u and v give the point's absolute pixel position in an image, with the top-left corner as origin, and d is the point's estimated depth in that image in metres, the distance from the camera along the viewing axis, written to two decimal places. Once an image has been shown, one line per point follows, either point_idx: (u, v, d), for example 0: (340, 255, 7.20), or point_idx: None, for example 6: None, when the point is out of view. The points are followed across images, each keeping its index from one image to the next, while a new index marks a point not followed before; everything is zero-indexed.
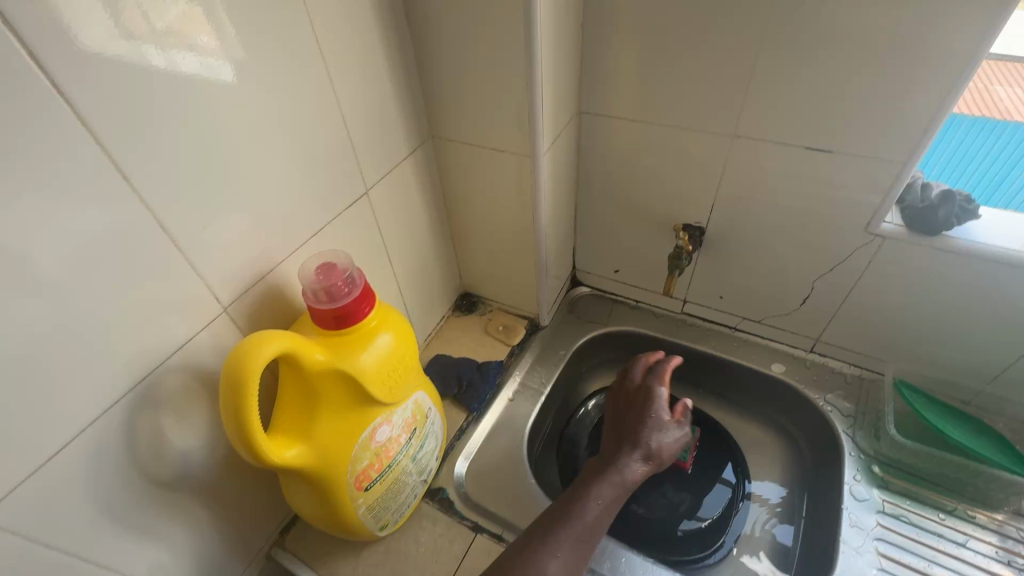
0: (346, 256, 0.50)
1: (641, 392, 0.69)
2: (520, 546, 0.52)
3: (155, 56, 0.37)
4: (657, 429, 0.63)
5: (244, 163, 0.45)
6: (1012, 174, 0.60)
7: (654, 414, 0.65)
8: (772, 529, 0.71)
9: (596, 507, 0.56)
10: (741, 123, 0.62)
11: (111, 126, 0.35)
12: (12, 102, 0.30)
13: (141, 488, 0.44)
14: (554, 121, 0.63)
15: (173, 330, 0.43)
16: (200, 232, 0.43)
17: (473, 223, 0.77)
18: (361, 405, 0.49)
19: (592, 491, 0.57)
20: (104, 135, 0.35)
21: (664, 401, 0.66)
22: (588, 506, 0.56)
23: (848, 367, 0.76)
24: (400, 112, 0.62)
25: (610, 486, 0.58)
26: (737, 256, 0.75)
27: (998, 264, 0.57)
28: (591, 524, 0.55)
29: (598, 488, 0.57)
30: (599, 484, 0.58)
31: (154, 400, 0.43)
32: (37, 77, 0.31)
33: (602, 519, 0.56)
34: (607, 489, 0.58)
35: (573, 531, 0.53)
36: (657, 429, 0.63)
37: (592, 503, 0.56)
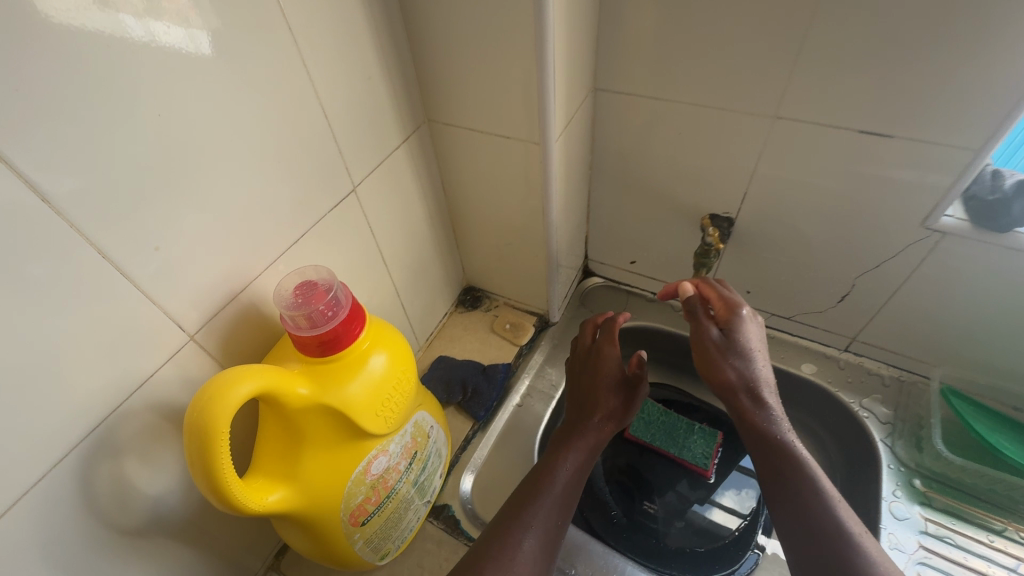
0: (330, 272, 0.43)
1: (592, 356, 0.63)
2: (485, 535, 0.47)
3: (133, 26, 0.31)
4: (615, 389, 0.58)
5: (200, 167, 0.38)
6: None
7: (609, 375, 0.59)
8: None
9: (565, 479, 0.52)
10: (786, 102, 0.54)
11: (19, 138, 0.28)
12: None
13: (108, 541, 0.39)
14: (567, 102, 0.55)
15: (129, 368, 0.37)
16: (151, 254, 0.36)
17: (476, 215, 0.70)
18: (352, 438, 0.44)
19: (559, 464, 0.53)
20: (10, 149, 0.28)
21: (617, 359, 0.60)
22: (558, 480, 0.51)
23: (887, 368, 0.70)
24: (390, 95, 0.54)
25: (576, 454, 0.54)
26: (769, 250, 0.67)
27: None
28: (565, 499, 0.51)
29: (564, 460, 0.53)
30: (565, 457, 0.53)
31: (113, 446, 0.38)
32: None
33: (575, 489, 0.52)
34: (574, 460, 0.53)
35: (546, 509, 0.49)
36: (615, 390, 0.58)
37: (562, 476, 0.52)
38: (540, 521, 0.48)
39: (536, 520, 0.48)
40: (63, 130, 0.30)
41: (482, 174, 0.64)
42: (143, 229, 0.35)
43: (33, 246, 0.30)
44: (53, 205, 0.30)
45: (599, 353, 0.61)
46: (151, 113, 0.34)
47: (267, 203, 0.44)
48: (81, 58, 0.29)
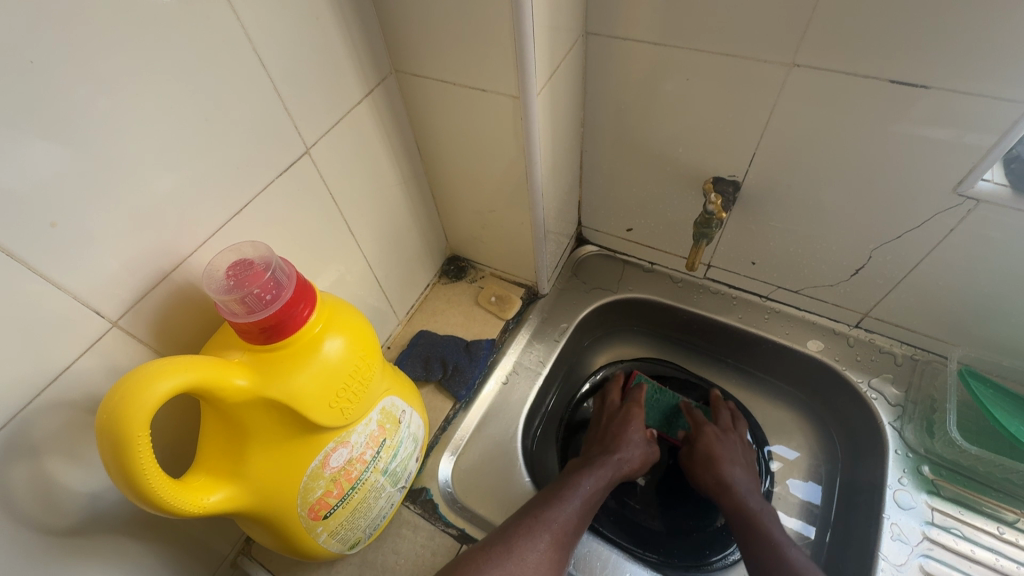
0: (270, 247, 0.38)
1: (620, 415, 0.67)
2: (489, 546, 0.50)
3: None
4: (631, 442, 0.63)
5: (101, 127, 0.32)
6: None
7: (631, 430, 0.65)
8: (791, 523, 0.65)
9: (586, 496, 0.56)
10: (806, 44, 0.46)
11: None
12: None
13: (36, 543, 0.36)
14: (551, 50, 0.48)
15: (36, 362, 0.33)
16: (44, 230, 0.31)
17: (455, 178, 0.64)
18: (305, 432, 0.40)
19: (583, 481, 0.57)
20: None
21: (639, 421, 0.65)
22: (579, 495, 0.56)
23: (900, 346, 0.65)
24: (347, 41, 0.46)
25: (595, 482, 0.58)
26: (778, 218, 0.61)
27: None
28: (582, 514, 0.54)
29: (587, 479, 0.57)
30: (587, 476, 0.58)
31: (29, 446, 0.33)
32: None
33: (587, 512, 0.55)
34: (595, 482, 0.58)
35: (564, 518, 0.53)
36: (632, 446, 0.63)
37: (581, 493, 0.56)
38: (554, 526, 0.52)
39: (553, 525, 0.52)
40: None
41: (459, 133, 0.57)
42: (31, 202, 0.30)
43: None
44: None
45: (625, 408, 0.67)
46: (18, 58, 0.27)
47: (199, 168, 0.38)
48: None
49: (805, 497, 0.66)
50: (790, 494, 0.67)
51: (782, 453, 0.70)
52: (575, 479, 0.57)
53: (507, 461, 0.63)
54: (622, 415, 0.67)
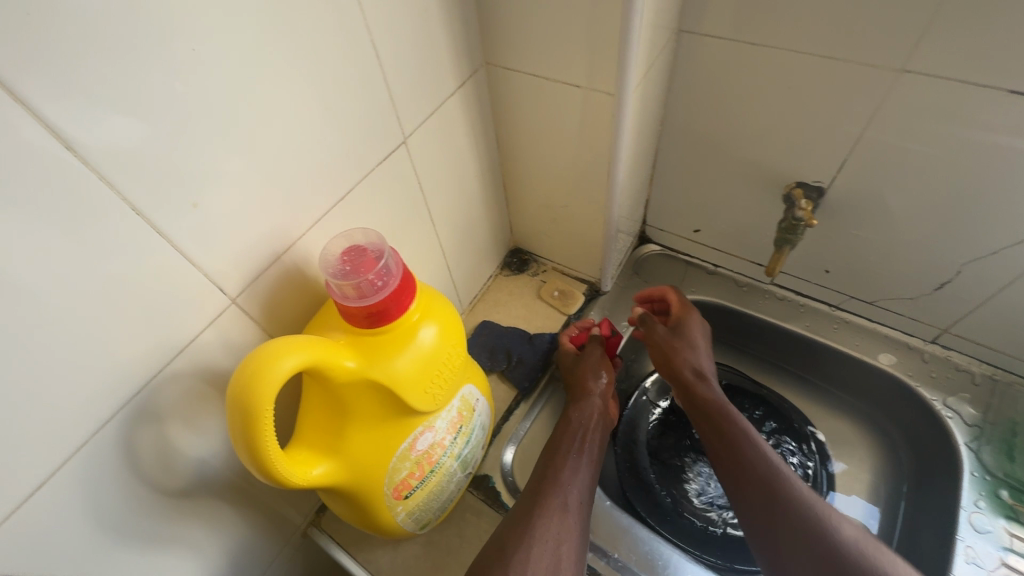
0: (380, 236, 0.39)
1: (572, 364, 0.64)
2: (499, 536, 0.47)
3: None
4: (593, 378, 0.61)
5: (240, 113, 0.33)
6: None
7: (591, 372, 0.62)
8: None
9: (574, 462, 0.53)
10: (919, 51, 0.44)
11: (20, 68, 0.23)
12: (82, 32, 0.25)
13: (151, 501, 0.38)
14: (648, 47, 0.48)
15: (167, 333, 0.35)
16: (187, 211, 0.33)
17: (529, 172, 0.64)
18: (398, 414, 0.41)
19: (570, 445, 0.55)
20: (7, 72, 0.23)
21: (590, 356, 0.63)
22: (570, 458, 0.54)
23: (978, 366, 0.63)
24: (449, 34, 0.47)
25: (575, 441, 0.55)
26: (861, 227, 0.59)
27: None
28: (581, 480, 0.52)
29: (575, 439, 0.55)
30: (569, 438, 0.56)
31: (154, 412, 0.36)
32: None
33: (580, 473, 0.52)
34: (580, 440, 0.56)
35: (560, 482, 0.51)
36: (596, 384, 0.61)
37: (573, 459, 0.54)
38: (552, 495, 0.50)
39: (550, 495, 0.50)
40: (156, 69, 0.28)
41: (542, 127, 0.57)
42: (180, 183, 0.32)
43: (44, 194, 0.26)
44: (67, 144, 0.26)
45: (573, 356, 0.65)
46: (184, 46, 0.29)
47: (314, 155, 0.40)
48: None
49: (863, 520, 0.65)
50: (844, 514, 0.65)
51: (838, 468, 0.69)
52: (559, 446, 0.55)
53: None
54: (573, 363, 0.64)
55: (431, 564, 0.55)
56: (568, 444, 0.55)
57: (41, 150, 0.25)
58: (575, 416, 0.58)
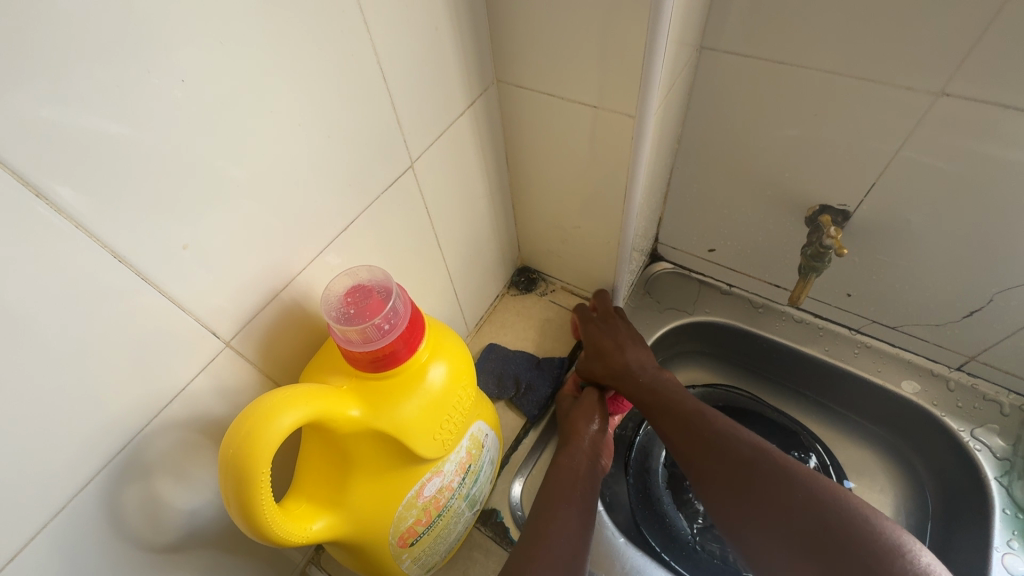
0: (386, 272, 0.36)
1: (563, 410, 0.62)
2: None
3: None
4: (581, 420, 0.58)
5: (235, 146, 0.30)
6: None
7: (579, 415, 0.59)
8: None
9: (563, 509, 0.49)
10: (962, 74, 0.41)
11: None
12: (53, 66, 0.22)
13: (139, 561, 0.35)
14: (672, 67, 0.45)
15: (155, 383, 0.32)
16: (177, 254, 0.30)
17: (539, 191, 0.62)
18: (404, 462, 0.38)
19: (554, 495, 0.50)
20: None
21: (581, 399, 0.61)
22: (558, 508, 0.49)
23: (1006, 395, 0.61)
24: (459, 51, 0.44)
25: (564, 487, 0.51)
26: (888, 252, 0.57)
27: None
28: (572, 527, 0.48)
29: (563, 483, 0.52)
30: (554, 488, 0.51)
31: (142, 467, 0.33)
32: (62, 19, 0.21)
33: (569, 521, 0.48)
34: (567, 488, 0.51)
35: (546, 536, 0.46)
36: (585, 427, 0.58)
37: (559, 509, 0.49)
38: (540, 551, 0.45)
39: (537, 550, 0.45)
40: (141, 103, 0.25)
41: (554, 146, 0.54)
42: (167, 224, 0.29)
43: (13, 246, 0.23)
44: (37, 191, 0.23)
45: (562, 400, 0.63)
46: (171, 77, 0.26)
47: (315, 185, 0.37)
48: (142, 14, 0.24)
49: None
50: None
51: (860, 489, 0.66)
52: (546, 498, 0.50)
53: None
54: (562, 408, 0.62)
55: None
56: (553, 495, 0.50)
57: (8, 197, 0.22)
58: (564, 460, 0.55)
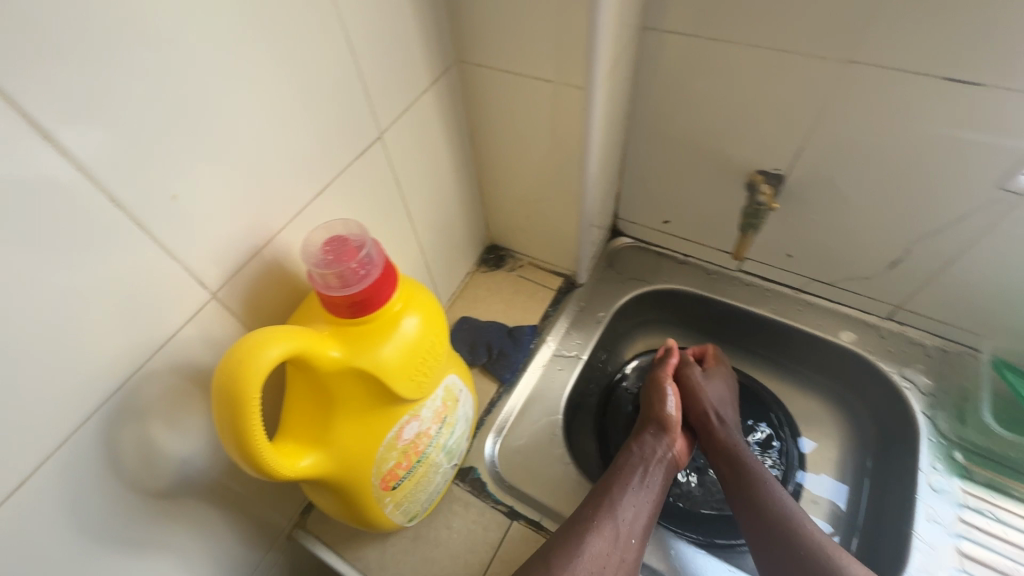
0: (360, 226, 0.40)
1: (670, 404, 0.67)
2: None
3: None
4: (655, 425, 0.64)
5: (216, 105, 0.33)
6: None
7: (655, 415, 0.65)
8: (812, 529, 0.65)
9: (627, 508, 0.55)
10: (863, 42, 0.47)
11: None
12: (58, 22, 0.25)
13: (133, 503, 0.37)
14: (614, 43, 0.50)
15: (148, 328, 0.34)
16: (166, 202, 0.33)
17: (503, 167, 0.66)
18: (384, 403, 0.42)
19: (628, 483, 0.57)
20: None
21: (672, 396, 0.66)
22: (627, 499, 0.56)
23: (930, 338, 0.67)
24: (420, 31, 0.48)
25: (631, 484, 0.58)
26: (818, 212, 0.63)
27: None
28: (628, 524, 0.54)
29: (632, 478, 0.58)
30: (631, 475, 0.58)
31: (135, 409, 0.35)
32: None
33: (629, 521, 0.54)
34: (640, 481, 0.58)
35: (614, 522, 0.53)
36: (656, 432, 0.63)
37: (630, 495, 0.56)
38: (608, 530, 0.53)
39: (605, 526, 0.53)
40: (135, 59, 0.28)
41: (514, 122, 0.59)
42: (156, 174, 0.32)
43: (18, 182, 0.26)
44: (45, 134, 0.26)
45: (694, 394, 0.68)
46: (160, 37, 0.29)
47: (290, 150, 0.40)
48: None
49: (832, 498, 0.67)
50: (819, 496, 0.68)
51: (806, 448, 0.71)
52: (623, 480, 0.57)
53: (552, 444, 0.65)
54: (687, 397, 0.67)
55: (421, 556, 0.56)
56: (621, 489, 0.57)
57: (18, 137, 0.25)
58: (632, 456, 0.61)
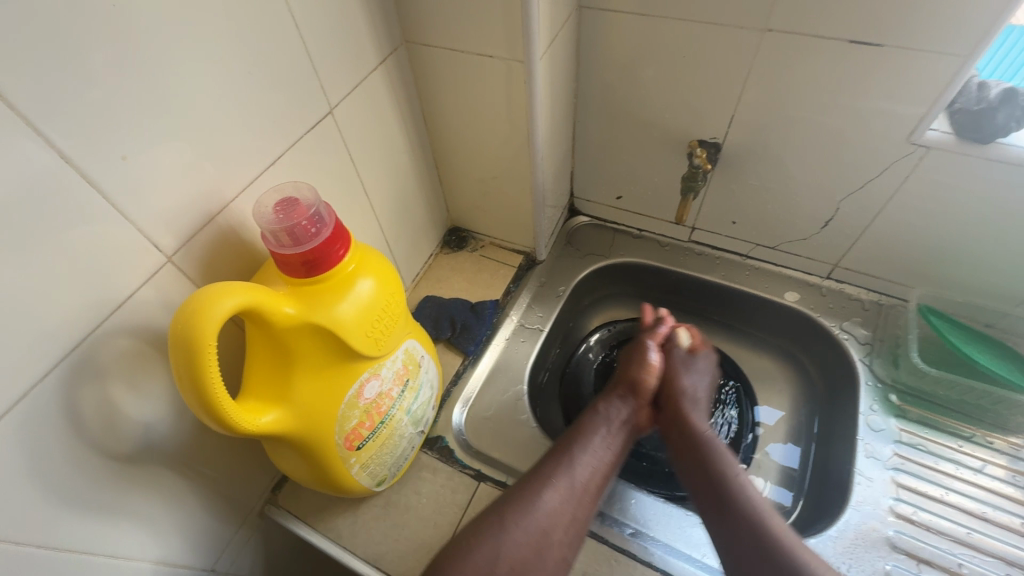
0: (310, 190, 0.42)
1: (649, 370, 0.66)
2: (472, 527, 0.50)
3: None
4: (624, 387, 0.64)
5: (163, 71, 0.35)
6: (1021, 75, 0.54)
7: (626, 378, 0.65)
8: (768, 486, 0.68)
9: (585, 463, 0.55)
10: (776, 11, 0.52)
11: None
12: None
13: (97, 465, 0.38)
14: (551, 19, 0.53)
15: (103, 288, 0.36)
16: (117, 163, 0.34)
17: (458, 148, 0.68)
18: (343, 360, 0.44)
19: (589, 442, 0.57)
20: None
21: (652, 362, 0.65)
22: (585, 460, 0.56)
23: (866, 293, 0.72)
24: (365, 10, 0.51)
25: (595, 440, 0.58)
26: (755, 177, 0.67)
27: None
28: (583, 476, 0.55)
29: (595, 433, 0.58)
30: (591, 434, 0.58)
31: (95, 368, 0.36)
32: None
33: (586, 476, 0.55)
34: (602, 442, 0.58)
35: (569, 480, 0.53)
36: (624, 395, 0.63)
37: (589, 453, 0.56)
38: (564, 485, 0.53)
39: (560, 481, 0.53)
40: (83, 24, 0.30)
41: (464, 101, 0.61)
42: (107, 135, 0.33)
43: None
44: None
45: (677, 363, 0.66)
46: (106, 4, 0.31)
47: (241, 120, 0.42)
48: None
49: (783, 461, 0.70)
50: (770, 458, 0.70)
51: (767, 417, 0.74)
52: (583, 440, 0.57)
53: (517, 410, 0.67)
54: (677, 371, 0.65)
55: (391, 522, 0.57)
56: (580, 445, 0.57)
57: None
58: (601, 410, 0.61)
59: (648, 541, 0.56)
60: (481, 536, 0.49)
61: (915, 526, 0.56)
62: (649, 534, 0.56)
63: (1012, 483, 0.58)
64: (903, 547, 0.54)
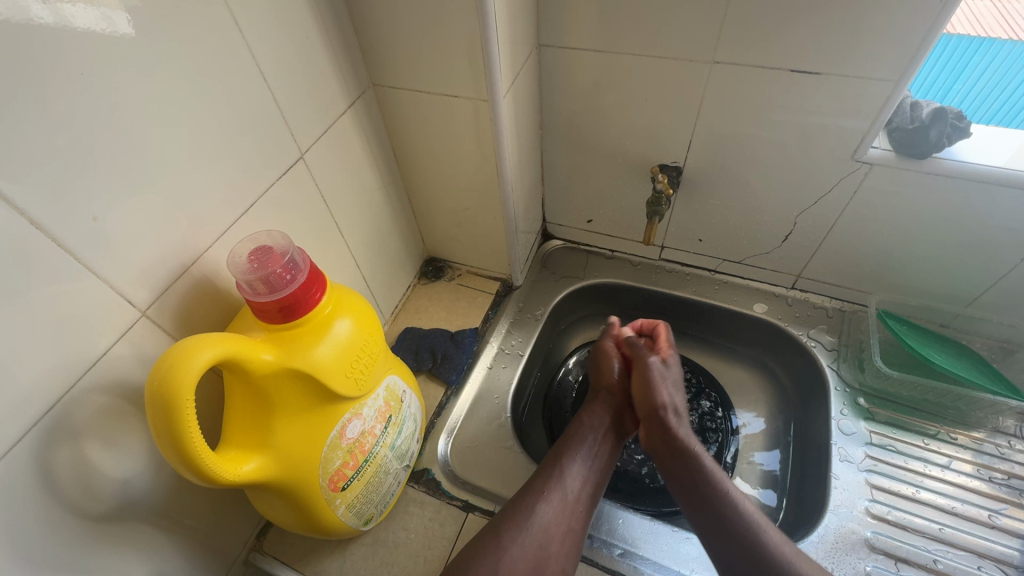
0: (285, 237, 0.43)
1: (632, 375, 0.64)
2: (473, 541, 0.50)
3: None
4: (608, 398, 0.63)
5: (134, 132, 0.36)
6: (954, 88, 0.58)
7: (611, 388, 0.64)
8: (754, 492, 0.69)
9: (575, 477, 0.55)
10: (722, 47, 0.55)
11: None
12: None
13: (73, 528, 0.38)
14: (511, 59, 0.56)
15: (76, 349, 0.36)
16: (89, 224, 0.35)
17: (429, 183, 0.70)
18: (323, 402, 0.44)
19: (578, 453, 0.57)
20: None
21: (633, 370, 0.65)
22: (578, 469, 0.56)
23: (829, 301, 0.76)
24: (332, 59, 0.53)
25: (585, 452, 0.58)
26: (716, 197, 0.70)
27: (973, 182, 0.55)
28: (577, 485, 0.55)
29: (582, 446, 0.58)
30: (579, 445, 0.58)
31: (69, 430, 0.36)
32: None
33: (580, 489, 0.55)
34: (592, 453, 0.58)
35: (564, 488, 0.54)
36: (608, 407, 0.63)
37: (580, 463, 0.57)
38: (557, 498, 0.53)
39: (553, 495, 0.53)
40: (53, 94, 0.31)
41: (432, 138, 0.63)
42: (77, 198, 0.34)
43: None
44: None
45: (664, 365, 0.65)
46: (71, 70, 0.32)
47: (212, 174, 0.43)
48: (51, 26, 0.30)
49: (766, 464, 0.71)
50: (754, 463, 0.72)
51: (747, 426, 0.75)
52: (571, 451, 0.57)
53: (501, 437, 0.67)
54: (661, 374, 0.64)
55: (381, 561, 0.56)
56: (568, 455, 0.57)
57: None
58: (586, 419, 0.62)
59: (639, 560, 0.56)
60: (480, 556, 0.49)
61: (892, 526, 0.58)
62: (640, 553, 0.57)
63: (978, 477, 0.61)
64: (881, 547, 0.56)
